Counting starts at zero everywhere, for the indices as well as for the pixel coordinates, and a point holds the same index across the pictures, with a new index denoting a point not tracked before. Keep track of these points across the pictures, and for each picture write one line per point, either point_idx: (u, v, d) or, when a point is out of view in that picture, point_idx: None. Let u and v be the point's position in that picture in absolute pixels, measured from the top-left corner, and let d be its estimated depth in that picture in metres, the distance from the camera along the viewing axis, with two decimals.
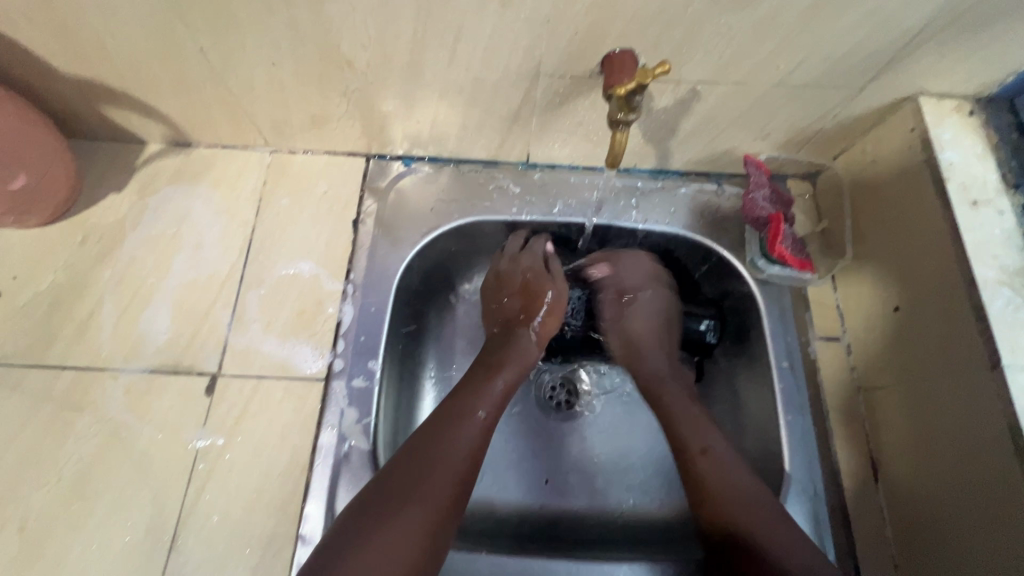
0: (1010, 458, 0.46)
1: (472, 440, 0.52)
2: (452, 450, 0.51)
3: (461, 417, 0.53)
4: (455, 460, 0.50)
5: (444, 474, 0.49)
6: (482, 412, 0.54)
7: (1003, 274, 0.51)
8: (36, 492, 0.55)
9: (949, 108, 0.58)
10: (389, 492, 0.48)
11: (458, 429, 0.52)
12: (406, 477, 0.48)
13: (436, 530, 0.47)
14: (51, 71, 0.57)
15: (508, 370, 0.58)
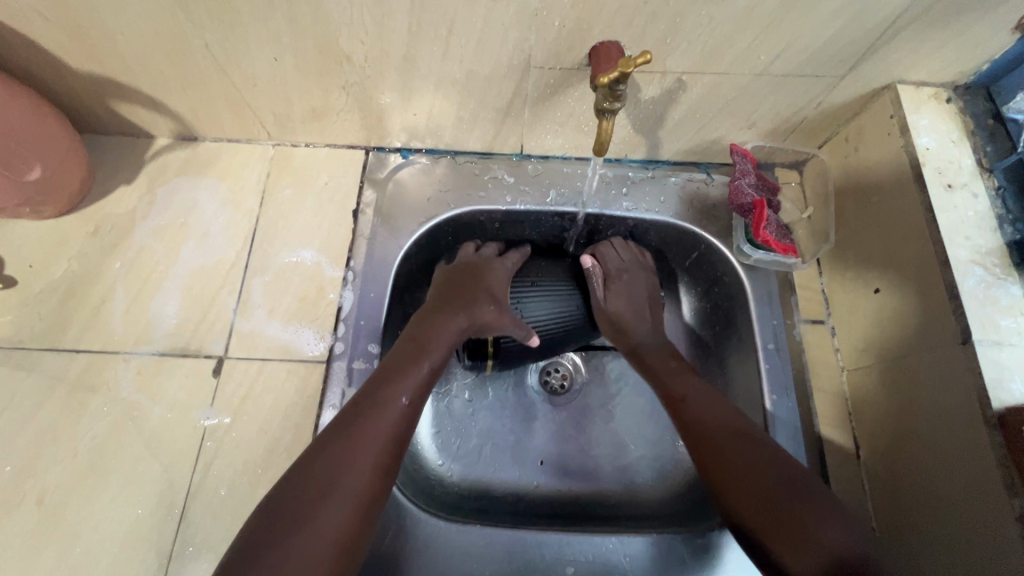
0: (980, 428, 0.48)
1: (395, 420, 0.52)
2: (376, 427, 0.51)
3: (384, 404, 0.53)
4: (379, 440, 0.50)
5: (371, 451, 0.50)
6: (404, 398, 0.54)
7: (976, 254, 0.53)
8: (53, 468, 0.58)
9: (927, 96, 0.60)
10: (313, 471, 0.48)
11: (380, 408, 0.52)
12: (330, 460, 0.48)
13: (362, 516, 0.47)
14: (64, 67, 0.60)
15: (436, 349, 0.58)
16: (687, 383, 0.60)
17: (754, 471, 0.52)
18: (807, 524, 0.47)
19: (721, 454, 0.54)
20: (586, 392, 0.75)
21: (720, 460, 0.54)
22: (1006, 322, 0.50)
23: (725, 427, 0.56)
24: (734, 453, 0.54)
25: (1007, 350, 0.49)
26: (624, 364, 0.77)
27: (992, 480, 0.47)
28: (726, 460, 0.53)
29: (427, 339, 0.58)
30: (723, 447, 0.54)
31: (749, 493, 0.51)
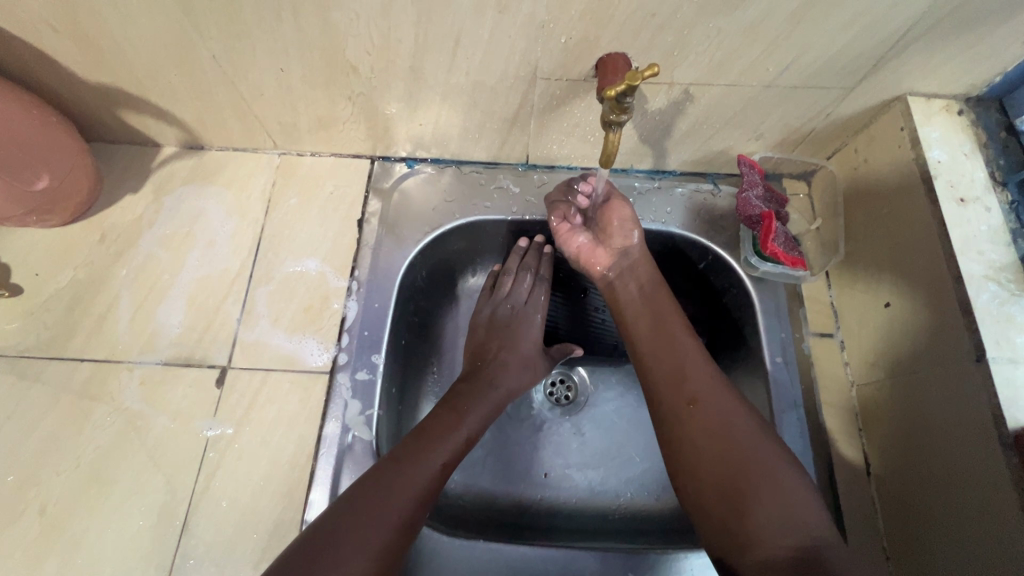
0: (995, 448, 0.47)
1: (427, 477, 0.52)
2: (409, 482, 0.51)
3: (422, 460, 0.53)
4: (412, 491, 0.51)
5: (397, 508, 0.49)
6: (441, 460, 0.54)
7: (989, 269, 0.52)
8: (55, 477, 0.57)
9: (938, 108, 0.59)
10: (338, 522, 0.47)
11: (415, 463, 0.53)
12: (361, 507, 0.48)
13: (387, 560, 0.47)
14: (73, 77, 0.60)
15: (473, 416, 0.60)
16: (680, 350, 0.56)
17: (724, 446, 0.50)
18: (746, 516, 0.46)
19: (701, 430, 0.51)
20: (593, 404, 0.75)
21: (698, 445, 0.51)
22: (1022, 339, 0.48)
23: (721, 419, 0.51)
24: (720, 429, 0.50)
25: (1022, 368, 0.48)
26: (630, 377, 0.76)
27: (1007, 502, 0.46)
28: (711, 444, 0.50)
29: (464, 408, 0.60)
30: (706, 426, 0.51)
31: (725, 470, 0.49)
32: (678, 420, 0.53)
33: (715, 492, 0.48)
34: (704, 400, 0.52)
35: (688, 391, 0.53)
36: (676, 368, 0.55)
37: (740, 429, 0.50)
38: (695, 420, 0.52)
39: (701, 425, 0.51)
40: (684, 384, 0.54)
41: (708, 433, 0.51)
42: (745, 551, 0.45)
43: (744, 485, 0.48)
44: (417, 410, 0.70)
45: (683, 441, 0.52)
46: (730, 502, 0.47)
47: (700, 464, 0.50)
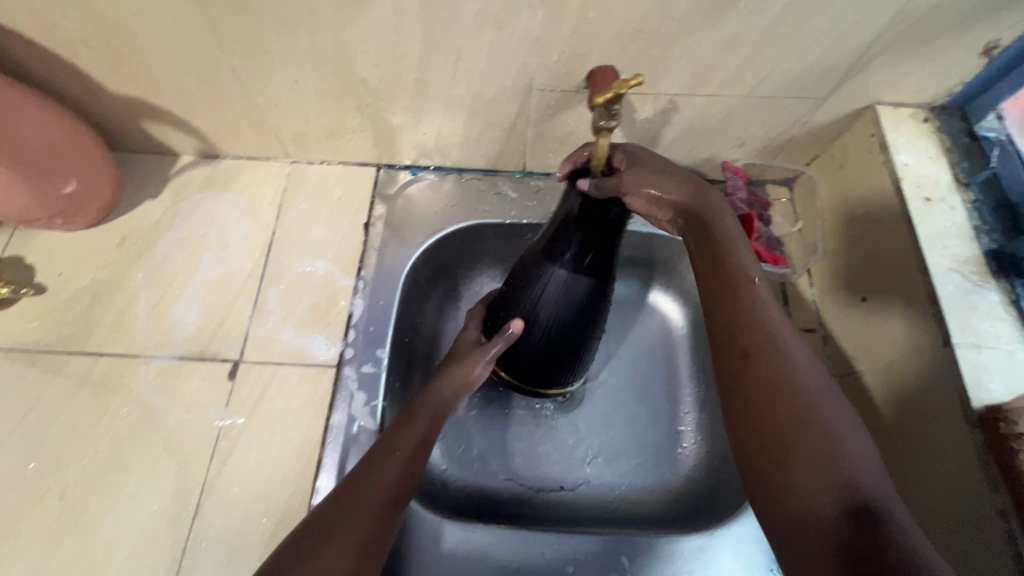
0: (963, 427, 0.49)
1: (390, 480, 0.48)
2: (377, 482, 0.48)
3: (378, 462, 0.49)
4: (383, 483, 0.48)
5: (364, 515, 0.45)
6: (401, 450, 0.50)
7: (954, 262, 0.55)
8: (74, 465, 0.60)
9: (905, 116, 0.64)
10: (310, 538, 0.43)
11: (375, 468, 0.49)
12: (327, 516, 0.45)
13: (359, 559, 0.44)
14: (103, 90, 0.65)
15: (420, 418, 0.54)
16: (757, 314, 0.48)
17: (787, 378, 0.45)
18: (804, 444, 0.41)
19: (773, 403, 0.44)
20: (589, 400, 0.77)
21: (775, 415, 0.43)
22: (984, 326, 0.52)
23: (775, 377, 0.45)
24: (819, 417, 0.42)
25: (986, 352, 0.51)
26: (624, 374, 0.79)
27: (976, 477, 0.48)
28: (793, 426, 0.42)
29: (413, 405, 0.55)
30: (785, 393, 0.44)
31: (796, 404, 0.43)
32: (753, 391, 0.45)
33: (812, 483, 0.39)
34: (786, 376, 0.45)
35: (776, 362, 0.45)
36: (777, 344, 0.46)
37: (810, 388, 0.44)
38: (770, 391, 0.44)
39: (777, 393, 0.44)
40: (761, 360, 0.46)
41: (791, 411, 0.43)
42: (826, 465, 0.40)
43: (788, 403, 0.43)
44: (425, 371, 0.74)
45: (762, 409, 0.44)
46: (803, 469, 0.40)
47: (774, 441, 0.43)
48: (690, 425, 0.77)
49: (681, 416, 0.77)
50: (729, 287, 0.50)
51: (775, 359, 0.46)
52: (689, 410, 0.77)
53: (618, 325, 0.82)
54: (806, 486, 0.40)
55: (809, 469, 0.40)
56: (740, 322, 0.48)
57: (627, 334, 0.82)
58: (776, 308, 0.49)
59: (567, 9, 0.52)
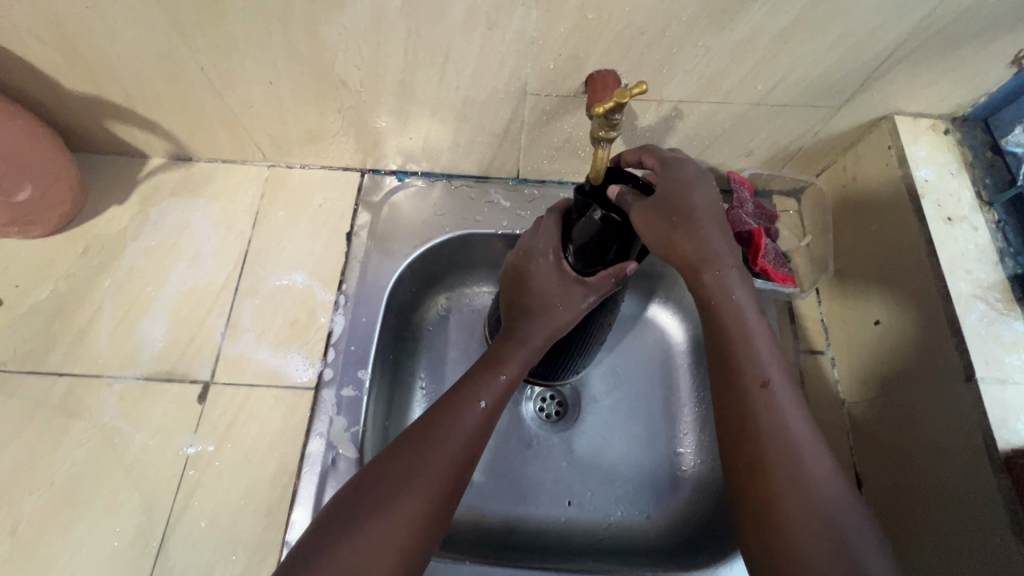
0: (986, 469, 0.46)
1: (468, 432, 0.47)
2: (449, 434, 0.47)
3: (461, 410, 0.48)
4: (460, 436, 0.47)
5: (437, 467, 0.45)
6: (484, 401, 0.49)
7: (977, 288, 0.52)
8: (28, 496, 0.56)
9: (924, 127, 0.60)
10: (381, 489, 0.44)
11: (455, 421, 0.47)
12: (398, 466, 0.45)
13: (435, 510, 0.44)
14: (60, 88, 0.60)
15: (511, 364, 0.51)
16: (773, 412, 0.43)
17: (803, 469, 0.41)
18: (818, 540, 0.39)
19: (788, 497, 0.41)
20: (585, 420, 0.74)
21: (788, 514, 0.40)
22: (1010, 359, 0.48)
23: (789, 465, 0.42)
24: (825, 517, 0.40)
25: (1012, 388, 0.47)
26: (621, 394, 0.75)
27: (1001, 525, 0.45)
28: (807, 522, 0.40)
29: (505, 350, 0.52)
30: (793, 482, 0.41)
31: (806, 495, 0.40)
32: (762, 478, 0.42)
33: None
34: (804, 472, 0.41)
35: (794, 454, 0.42)
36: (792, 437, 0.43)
37: (826, 488, 0.41)
38: (783, 484, 0.41)
39: (792, 492, 0.41)
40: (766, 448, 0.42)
41: (809, 513, 0.40)
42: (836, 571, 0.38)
43: (803, 499, 0.40)
44: (410, 391, 0.70)
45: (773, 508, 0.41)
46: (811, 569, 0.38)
47: (786, 537, 0.40)
48: (689, 448, 0.73)
49: (680, 437, 0.73)
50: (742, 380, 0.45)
51: (789, 466, 0.42)
52: (689, 432, 0.74)
53: (626, 345, 0.78)
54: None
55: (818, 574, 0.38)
56: (750, 411, 0.44)
57: (625, 348, 0.78)
58: (796, 402, 0.45)
59: (565, 8, 0.48)
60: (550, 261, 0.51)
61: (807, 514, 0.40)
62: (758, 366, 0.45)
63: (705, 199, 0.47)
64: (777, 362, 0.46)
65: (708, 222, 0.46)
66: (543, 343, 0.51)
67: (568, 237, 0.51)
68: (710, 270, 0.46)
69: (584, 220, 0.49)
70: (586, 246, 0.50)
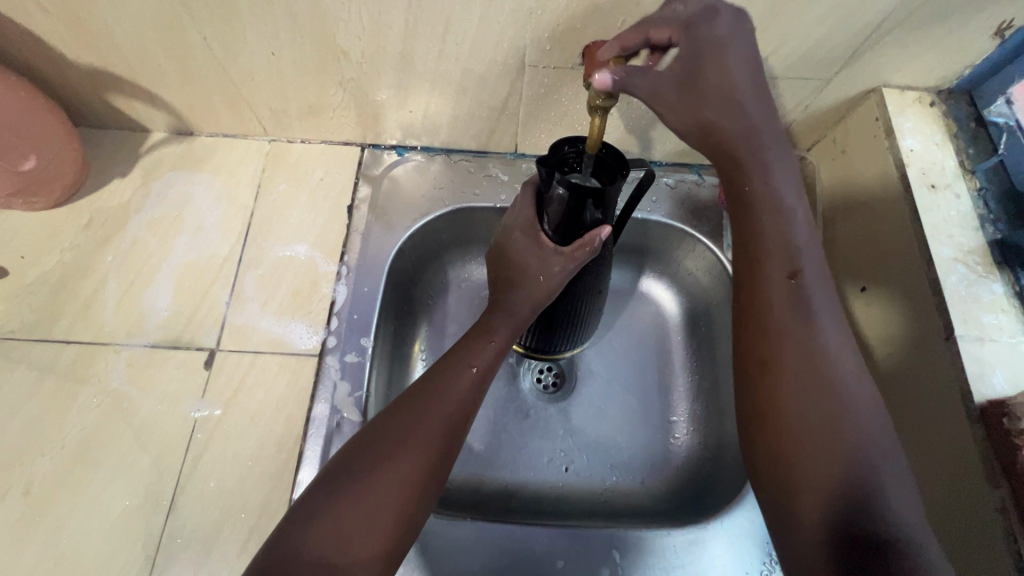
0: (963, 421, 0.48)
1: (460, 396, 0.50)
2: (444, 396, 0.49)
3: (453, 375, 0.51)
4: (453, 399, 0.49)
5: (433, 426, 0.47)
6: (476, 366, 0.52)
7: (958, 252, 0.53)
8: (40, 459, 0.57)
9: (911, 100, 0.61)
10: (378, 446, 0.46)
11: (448, 386, 0.50)
12: (395, 426, 0.47)
13: (431, 469, 0.46)
14: (63, 59, 0.60)
15: (500, 331, 0.54)
16: (795, 311, 0.45)
17: (826, 385, 0.43)
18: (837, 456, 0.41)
19: (799, 420, 0.42)
20: (581, 390, 0.76)
21: (798, 440, 0.42)
22: (988, 318, 0.50)
23: (817, 383, 0.43)
24: (845, 436, 0.41)
25: (988, 346, 0.49)
26: (616, 365, 0.77)
27: (976, 472, 0.47)
28: (815, 444, 0.41)
29: (493, 321, 0.54)
30: (814, 399, 0.42)
31: (824, 413, 0.42)
32: (782, 417, 0.43)
33: (818, 506, 0.40)
34: (827, 397, 0.42)
35: (827, 394, 0.43)
36: (820, 362, 0.43)
37: (848, 408, 0.42)
38: (802, 426, 0.42)
39: (810, 422, 0.42)
40: (784, 379, 0.43)
41: (825, 431, 0.42)
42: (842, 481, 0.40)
43: (827, 416, 0.42)
44: (411, 363, 0.71)
45: (786, 431, 0.43)
46: (818, 480, 0.40)
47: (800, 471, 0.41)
48: (683, 417, 0.75)
49: (674, 406, 0.76)
50: (771, 308, 0.45)
51: (810, 376, 0.43)
52: (682, 400, 0.76)
53: (623, 319, 0.80)
54: (812, 520, 0.40)
55: (824, 498, 0.40)
56: (770, 327, 0.45)
57: (619, 323, 0.80)
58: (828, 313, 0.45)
59: None
60: (525, 234, 0.52)
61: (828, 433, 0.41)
62: (790, 257, 0.46)
63: (732, 40, 0.45)
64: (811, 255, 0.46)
65: (750, 95, 0.45)
66: (529, 313, 0.54)
67: (541, 206, 0.51)
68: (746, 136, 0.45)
69: (552, 193, 0.48)
70: (558, 216, 0.49)
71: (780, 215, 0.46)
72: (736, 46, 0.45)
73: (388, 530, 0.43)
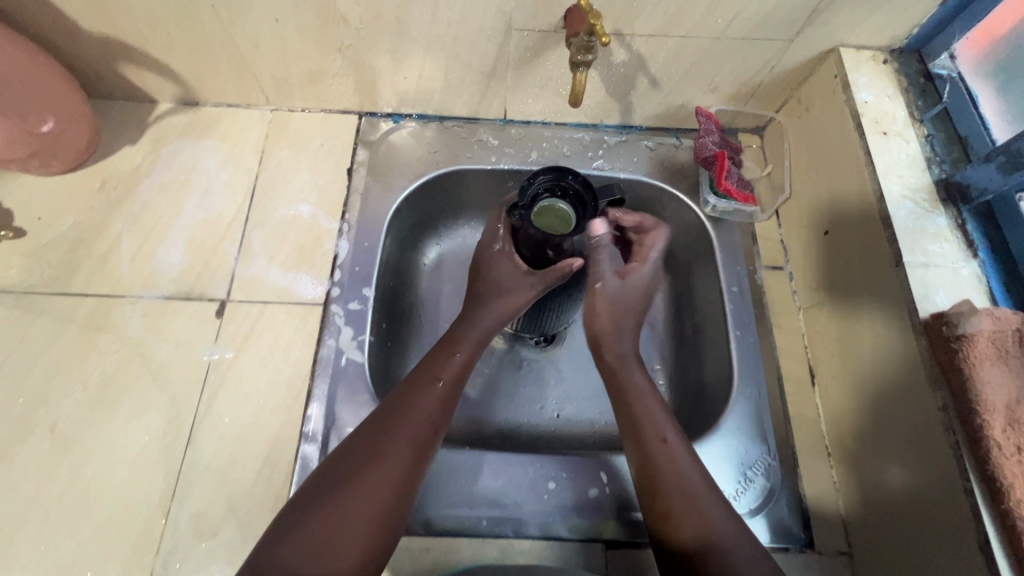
0: (911, 333, 0.54)
1: (428, 411, 0.53)
2: (412, 414, 0.52)
3: (420, 390, 0.54)
4: (421, 416, 0.52)
5: (401, 446, 0.50)
6: (442, 380, 0.54)
7: (906, 190, 0.59)
8: (64, 399, 0.61)
9: (866, 58, 0.67)
10: (347, 466, 0.49)
11: (415, 402, 0.53)
12: (363, 446, 0.50)
13: (400, 490, 0.49)
14: (76, 28, 0.64)
15: (465, 345, 0.57)
16: (648, 405, 0.55)
17: (677, 471, 0.51)
18: (700, 528, 0.48)
19: (669, 491, 0.50)
20: (571, 343, 0.80)
21: (673, 509, 0.49)
22: (932, 246, 0.56)
23: (671, 461, 0.52)
24: (699, 507, 0.49)
25: (932, 270, 0.55)
26: None
27: (919, 378, 0.52)
28: (682, 507, 0.49)
29: (458, 332, 0.58)
30: (673, 472, 0.51)
31: (681, 484, 0.50)
32: (658, 490, 0.51)
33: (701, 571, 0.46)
34: (683, 474, 0.51)
35: (677, 471, 0.51)
36: (677, 468, 0.51)
37: (695, 479, 0.51)
38: (672, 495, 0.50)
39: (675, 491, 0.50)
40: (655, 461, 0.52)
41: (688, 506, 0.49)
42: (706, 545, 0.47)
43: (680, 489, 0.50)
44: (410, 316, 0.76)
45: (658, 498, 0.50)
46: (693, 544, 0.47)
47: (680, 550, 0.48)
48: None
49: None
50: (640, 404, 0.56)
51: (670, 471, 0.51)
52: None
53: None
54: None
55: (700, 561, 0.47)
56: (637, 423, 0.54)
57: None
58: (689, 460, 0.52)
59: None
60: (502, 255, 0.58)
61: (682, 501, 0.49)
62: (652, 416, 0.55)
63: (615, 297, 0.60)
64: (671, 422, 0.55)
65: (612, 279, 0.60)
66: (492, 323, 0.58)
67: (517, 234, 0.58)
68: (609, 302, 0.60)
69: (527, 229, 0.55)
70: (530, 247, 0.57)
71: (632, 385, 0.57)
72: (633, 283, 0.61)
73: (357, 546, 0.46)
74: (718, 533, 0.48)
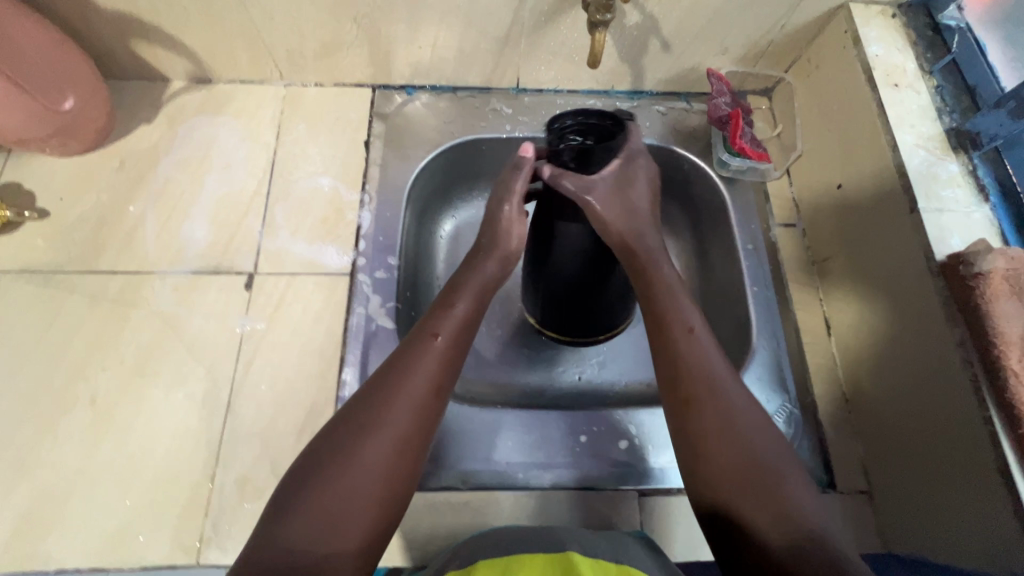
0: (927, 277, 0.56)
1: (430, 370, 0.48)
2: (413, 373, 0.48)
3: (418, 347, 0.49)
4: (422, 377, 0.48)
5: (403, 408, 0.46)
6: (441, 336, 0.50)
7: (919, 139, 0.61)
8: (101, 373, 0.62)
9: (875, 13, 0.68)
10: (344, 434, 0.45)
11: (415, 361, 0.49)
12: (361, 411, 0.46)
13: (403, 456, 0.45)
14: (91, 5, 0.64)
15: (464, 297, 0.53)
16: (679, 309, 0.53)
17: (713, 383, 0.49)
18: (743, 451, 0.46)
19: (705, 411, 0.48)
20: None
21: (706, 426, 0.47)
22: (945, 192, 0.58)
23: (706, 373, 0.50)
24: (738, 427, 0.47)
25: (946, 214, 0.57)
26: None
27: (936, 318, 0.54)
28: (717, 430, 0.47)
29: (457, 284, 0.54)
30: (708, 384, 0.49)
31: (715, 397, 0.48)
32: (690, 406, 0.49)
33: (745, 502, 0.44)
34: (717, 387, 0.49)
35: (713, 384, 0.49)
36: (713, 379, 0.49)
37: (732, 390, 0.49)
38: (706, 414, 0.48)
39: (712, 408, 0.48)
40: (689, 377, 0.50)
41: (723, 427, 0.47)
42: (747, 470, 0.45)
43: (714, 394, 0.49)
44: (433, 286, 0.78)
45: (691, 414, 0.48)
46: (734, 472, 0.45)
47: (716, 480, 0.46)
48: None
49: None
50: (670, 296, 0.54)
51: (706, 382, 0.49)
52: None
53: None
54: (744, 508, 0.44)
55: (742, 487, 0.45)
56: (670, 337, 0.52)
57: None
58: (717, 350, 0.52)
59: None
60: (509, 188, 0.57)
61: (719, 419, 0.47)
62: (681, 314, 0.53)
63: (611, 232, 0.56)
64: (697, 312, 0.54)
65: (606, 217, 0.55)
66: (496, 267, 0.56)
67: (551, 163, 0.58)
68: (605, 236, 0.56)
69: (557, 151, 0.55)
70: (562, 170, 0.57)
71: (662, 283, 0.55)
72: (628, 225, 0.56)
73: (363, 517, 0.42)
74: (763, 457, 0.46)
